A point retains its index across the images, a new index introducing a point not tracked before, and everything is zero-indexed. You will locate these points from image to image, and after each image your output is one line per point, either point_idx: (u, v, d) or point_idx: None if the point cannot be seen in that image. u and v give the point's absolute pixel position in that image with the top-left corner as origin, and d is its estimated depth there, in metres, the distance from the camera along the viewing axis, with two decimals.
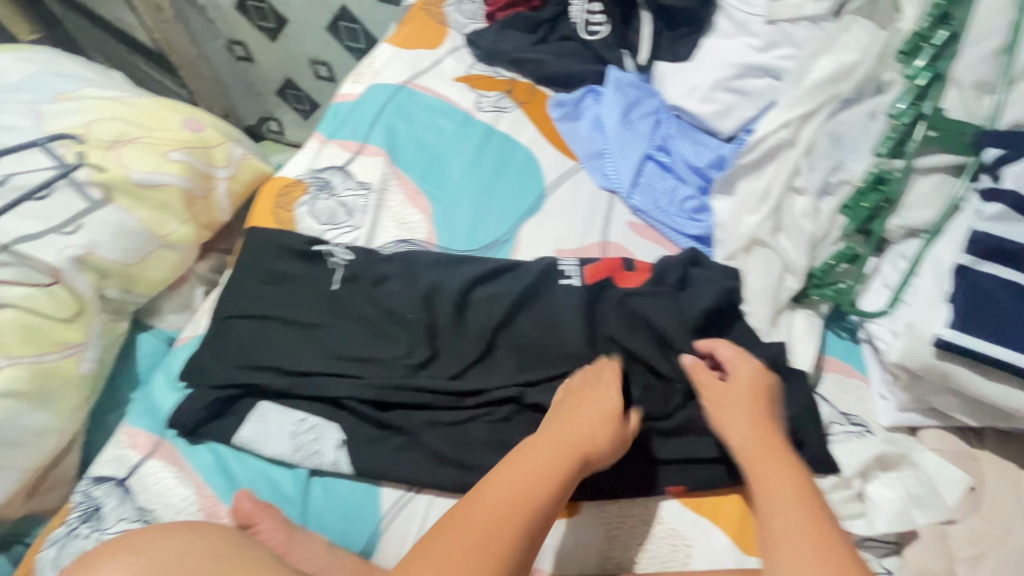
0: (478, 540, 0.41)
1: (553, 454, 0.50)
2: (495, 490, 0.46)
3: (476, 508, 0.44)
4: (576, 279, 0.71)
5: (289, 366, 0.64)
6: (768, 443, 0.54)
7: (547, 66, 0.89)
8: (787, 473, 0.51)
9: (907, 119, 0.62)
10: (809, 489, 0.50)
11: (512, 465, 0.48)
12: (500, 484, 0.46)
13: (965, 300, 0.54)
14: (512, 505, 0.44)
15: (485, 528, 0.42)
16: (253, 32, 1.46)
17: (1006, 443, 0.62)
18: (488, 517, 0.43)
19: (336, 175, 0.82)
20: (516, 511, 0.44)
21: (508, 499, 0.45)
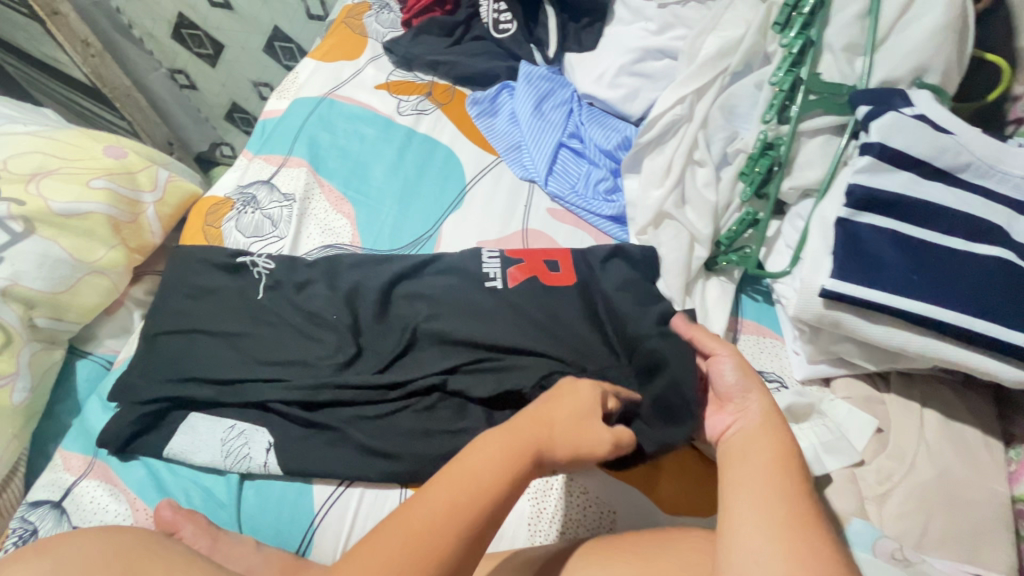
0: (401, 554, 0.38)
1: (508, 454, 0.45)
2: (438, 489, 0.42)
3: (417, 512, 0.41)
4: (499, 280, 0.72)
5: (216, 376, 0.66)
6: (770, 431, 0.50)
7: (460, 66, 0.92)
8: (777, 467, 0.46)
9: (786, 86, 0.66)
10: (800, 485, 0.45)
11: (463, 461, 0.45)
12: (443, 487, 0.42)
13: (843, 249, 0.58)
14: (454, 509, 0.41)
15: (430, 524, 0.40)
16: (192, 59, 1.41)
17: (909, 384, 0.65)
18: (423, 524, 0.40)
19: (261, 189, 0.84)
20: (453, 525, 0.40)
21: (447, 506, 0.41)
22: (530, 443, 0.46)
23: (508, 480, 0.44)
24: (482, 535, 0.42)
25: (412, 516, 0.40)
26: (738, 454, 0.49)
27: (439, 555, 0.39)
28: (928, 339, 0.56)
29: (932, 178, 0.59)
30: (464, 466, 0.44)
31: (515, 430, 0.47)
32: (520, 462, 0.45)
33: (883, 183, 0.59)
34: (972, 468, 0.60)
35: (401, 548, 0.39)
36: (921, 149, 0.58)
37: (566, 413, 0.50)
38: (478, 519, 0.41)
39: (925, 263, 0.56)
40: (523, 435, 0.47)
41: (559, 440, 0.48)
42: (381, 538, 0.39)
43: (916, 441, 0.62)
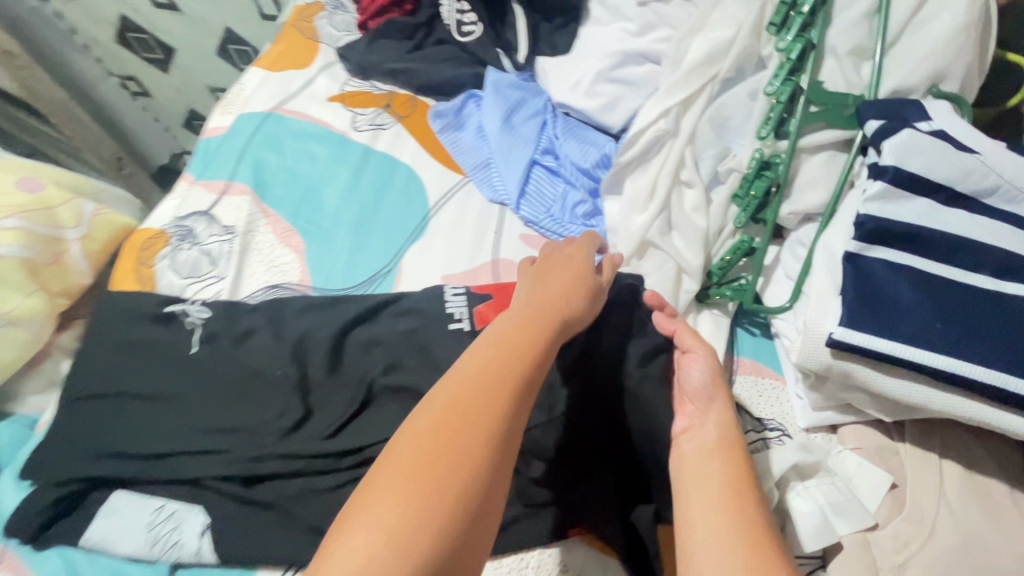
0: (443, 443, 0.38)
1: (525, 325, 0.46)
2: (462, 372, 0.42)
3: (440, 400, 0.40)
4: (466, 322, 0.63)
5: (143, 449, 0.58)
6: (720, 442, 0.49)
7: (421, 74, 0.83)
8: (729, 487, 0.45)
9: (783, 97, 0.58)
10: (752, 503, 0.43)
11: (479, 346, 0.44)
12: (469, 369, 0.42)
13: (855, 291, 0.50)
14: (486, 381, 0.41)
15: (477, 389, 0.40)
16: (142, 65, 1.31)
17: (926, 431, 0.58)
18: (456, 407, 0.39)
19: (199, 222, 0.75)
20: (499, 385, 0.41)
21: (484, 373, 0.41)
22: (550, 312, 0.48)
23: (539, 338, 0.45)
24: (525, 395, 0.42)
25: (438, 407, 0.40)
26: (691, 475, 0.47)
27: (488, 433, 0.39)
28: (952, 395, 0.48)
29: (953, 205, 0.51)
30: (484, 348, 0.44)
31: (529, 310, 0.48)
32: (542, 326, 0.46)
33: (899, 213, 0.51)
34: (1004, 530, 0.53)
35: (449, 413, 0.39)
36: (940, 174, 0.51)
37: (564, 279, 0.52)
38: (517, 385, 0.41)
39: (948, 308, 0.48)
40: (535, 301, 0.49)
41: (571, 295, 0.50)
42: (408, 436, 0.39)
43: (936, 499, 0.55)
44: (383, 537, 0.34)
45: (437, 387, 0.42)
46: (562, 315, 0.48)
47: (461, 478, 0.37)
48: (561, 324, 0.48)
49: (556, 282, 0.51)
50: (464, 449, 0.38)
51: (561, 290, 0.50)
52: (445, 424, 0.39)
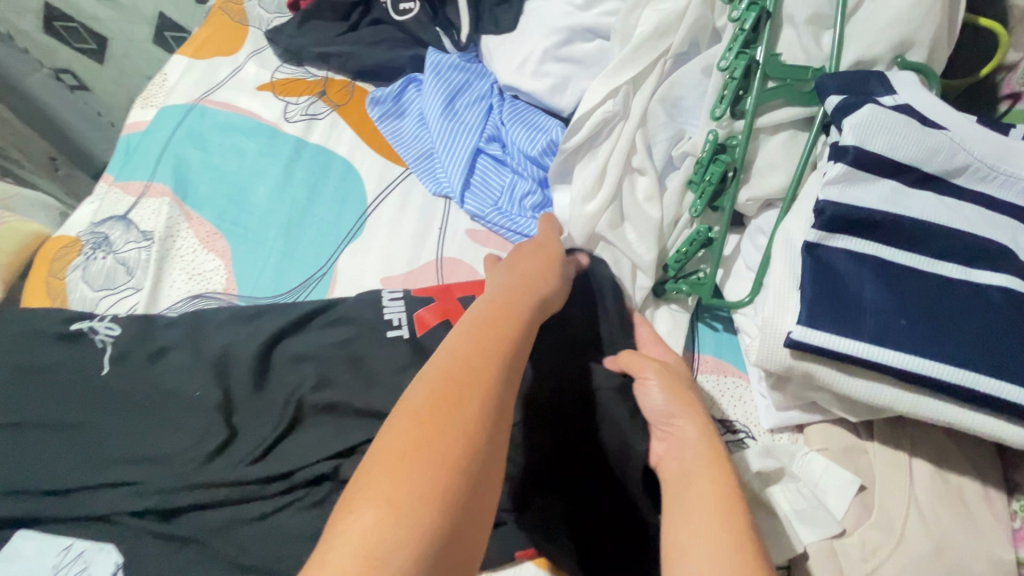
0: (444, 408, 0.36)
1: (501, 302, 0.46)
2: (450, 348, 0.40)
3: (435, 373, 0.38)
4: (405, 329, 0.59)
5: (47, 484, 0.52)
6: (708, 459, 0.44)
7: (355, 58, 0.76)
8: (713, 512, 0.39)
9: (737, 73, 0.52)
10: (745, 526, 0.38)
11: (463, 325, 0.43)
12: (458, 343, 0.40)
13: (815, 285, 0.45)
14: (478, 350, 0.40)
15: (467, 358, 0.39)
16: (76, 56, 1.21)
17: (897, 429, 0.55)
18: (449, 376, 0.38)
19: (115, 227, 0.68)
20: (489, 355, 0.40)
21: (473, 344, 0.40)
22: (524, 290, 0.48)
23: (520, 310, 0.45)
24: (513, 362, 0.41)
25: (432, 379, 0.38)
26: (681, 498, 0.42)
27: (484, 399, 0.37)
28: (922, 394, 0.44)
29: (919, 187, 0.47)
30: (467, 326, 0.43)
31: (505, 290, 0.48)
32: (518, 301, 0.46)
33: (861, 198, 0.46)
34: (977, 532, 0.50)
35: (444, 384, 0.37)
36: (907, 153, 0.46)
37: (535, 262, 0.52)
38: (506, 354, 0.41)
39: (915, 301, 0.44)
40: (509, 284, 0.49)
41: (541, 273, 0.51)
42: (401, 412, 0.36)
43: (905, 501, 0.51)
44: (390, 510, 0.31)
45: (428, 364, 0.40)
46: (536, 292, 0.49)
47: (465, 445, 0.35)
48: (535, 299, 0.48)
49: (526, 265, 0.52)
50: (467, 407, 0.36)
51: (534, 272, 0.51)
52: (442, 391, 0.37)
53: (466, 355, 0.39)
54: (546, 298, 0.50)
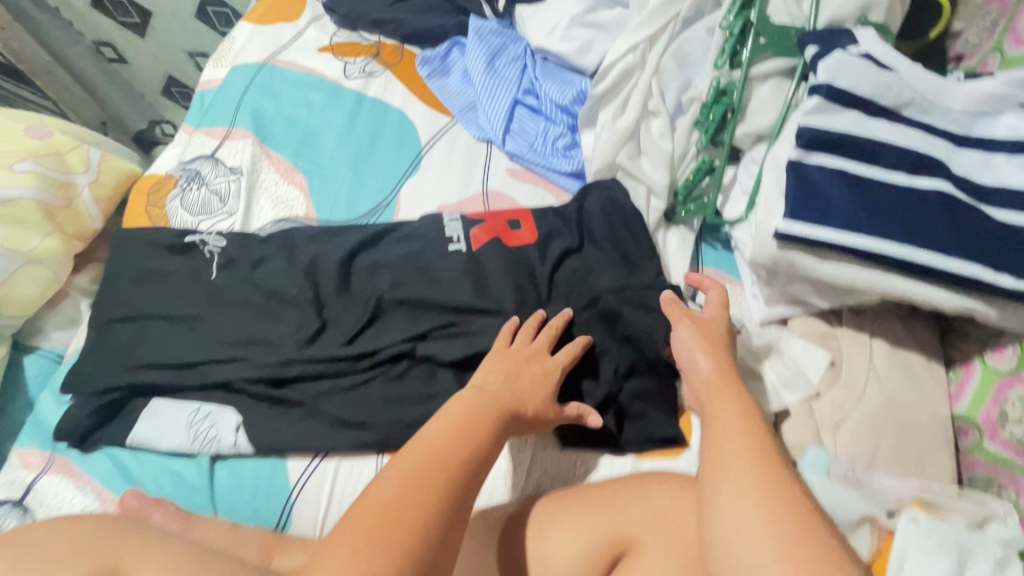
0: (410, 494, 0.44)
1: (482, 411, 0.53)
2: (425, 443, 0.49)
3: (411, 461, 0.47)
4: (462, 243, 0.71)
5: (174, 360, 0.64)
6: (727, 389, 0.53)
7: (406, 24, 0.88)
8: (740, 429, 0.48)
9: (735, 30, 0.66)
10: (764, 439, 0.47)
11: (440, 423, 0.51)
12: (431, 441, 0.49)
13: (796, 190, 0.59)
14: (446, 457, 0.48)
15: (417, 475, 0.45)
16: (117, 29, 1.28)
17: (861, 318, 0.68)
18: (417, 469, 0.46)
19: (204, 164, 0.79)
20: (441, 475, 0.46)
21: (430, 463, 0.47)
22: (500, 400, 0.55)
23: (482, 441, 0.51)
24: (474, 474, 0.48)
25: (390, 489, 0.44)
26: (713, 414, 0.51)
27: (439, 491, 0.45)
28: (876, 272, 0.58)
29: (878, 116, 0.60)
30: (443, 426, 0.50)
31: (483, 392, 0.55)
32: (491, 418, 0.53)
33: (833, 123, 0.60)
34: (917, 392, 0.64)
35: (396, 494, 0.44)
36: (866, 88, 0.59)
37: (530, 382, 0.58)
38: (472, 458, 0.49)
39: (869, 199, 0.58)
40: (487, 402, 0.54)
41: (529, 391, 0.58)
42: (375, 489, 0.45)
43: (866, 369, 0.65)
44: (355, 572, 0.39)
45: (403, 454, 0.48)
46: (512, 403, 0.55)
47: (421, 521, 0.43)
48: (506, 416, 0.54)
49: (520, 382, 0.58)
50: (412, 516, 0.43)
51: (520, 394, 0.57)
52: (394, 501, 0.43)
53: (418, 475, 0.45)
54: (523, 413, 0.56)
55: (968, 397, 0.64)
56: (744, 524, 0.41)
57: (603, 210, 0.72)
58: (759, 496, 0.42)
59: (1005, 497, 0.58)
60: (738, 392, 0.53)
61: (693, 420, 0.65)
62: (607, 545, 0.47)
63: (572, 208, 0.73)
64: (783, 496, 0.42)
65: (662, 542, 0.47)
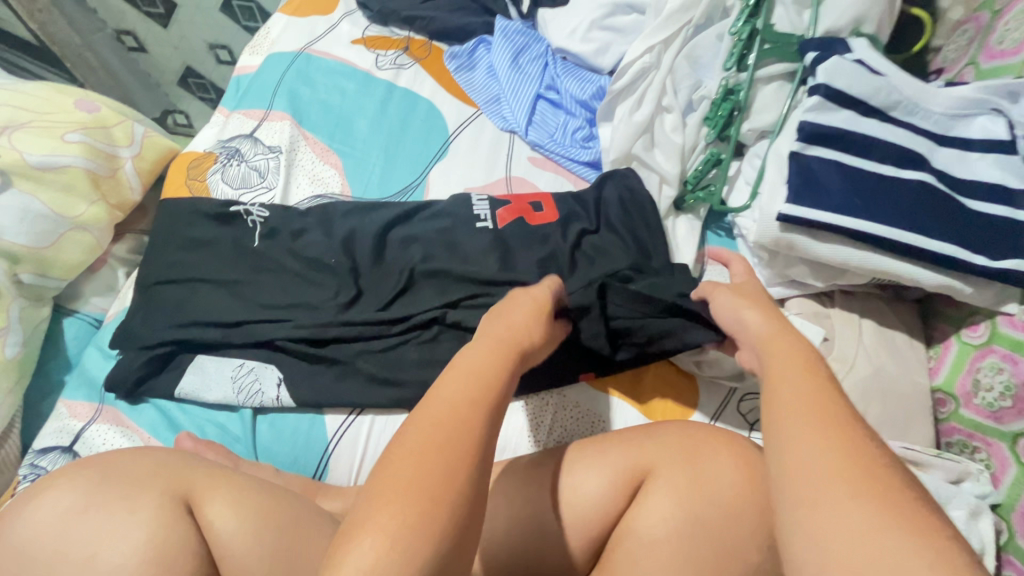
0: (437, 451, 0.39)
1: (493, 352, 0.47)
2: (442, 395, 0.43)
3: (436, 409, 0.41)
4: (489, 221, 0.76)
5: (218, 319, 0.68)
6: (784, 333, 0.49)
7: (436, 21, 0.95)
8: (803, 375, 0.43)
9: (744, 35, 0.73)
10: (832, 390, 0.42)
11: (451, 373, 0.45)
12: (446, 392, 0.43)
13: (797, 177, 0.66)
14: (470, 406, 0.42)
15: (450, 415, 0.41)
16: (139, 18, 1.26)
17: (851, 299, 0.75)
18: (438, 426, 0.40)
19: (244, 143, 0.84)
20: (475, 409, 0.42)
21: (461, 400, 0.42)
22: (506, 338, 0.49)
23: (504, 372, 0.46)
24: (501, 416, 0.43)
25: (420, 433, 0.40)
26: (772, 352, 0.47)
27: (475, 443, 0.40)
28: (865, 253, 0.65)
29: (869, 116, 0.67)
30: (457, 375, 0.44)
31: (489, 338, 0.49)
32: (504, 357, 0.47)
33: (830, 120, 0.67)
34: (901, 366, 0.71)
35: (432, 435, 0.40)
36: (859, 89, 0.67)
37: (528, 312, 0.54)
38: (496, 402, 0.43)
39: (865, 189, 0.65)
40: (501, 337, 0.49)
41: (531, 326, 0.52)
42: (397, 452, 0.39)
43: (856, 344, 0.72)
44: (398, 518, 0.36)
45: (417, 409, 0.42)
46: (518, 343, 0.49)
47: (459, 473, 0.38)
48: (517, 356, 0.49)
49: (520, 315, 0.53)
50: (450, 457, 0.39)
51: (526, 324, 0.52)
52: (430, 443, 0.39)
53: (451, 412, 0.41)
54: (531, 348, 0.52)
55: (945, 370, 0.70)
56: (807, 471, 0.36)
57: (620, 193, 0.78)
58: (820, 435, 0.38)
59: (978, 458, 0.65)
60: (798, 339, 0.48)
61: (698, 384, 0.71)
62: (625, 476, 0.53)
63: (592, 191, 0.79)
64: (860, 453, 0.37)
65: (676, 471, 0.52)
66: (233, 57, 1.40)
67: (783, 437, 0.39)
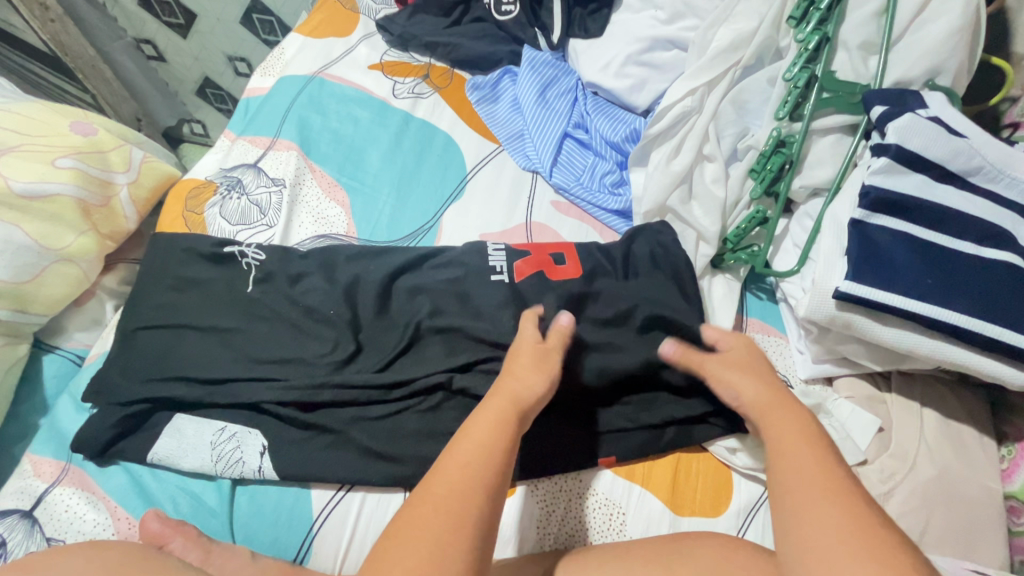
0: (442, 520, 0.41)
1: (497, 419, 0.49)
2: (442, 473, 0.45)
3: (437, 485, 0.44)
4: (505, 274, 0.68)
5: (203, 375, 0.62)
6: (785, 408, 0.52)
7: (460, 48, 0.89)
8: (811, 457, 0.46)
9: (801, 83, 0.65)
10: (840, 469, 0.45)
11: (456, 444, 0.47)
12: (448, 465, 0.45)
13: (860, 250, 0.57)
14: (467, 476, 0.44)
15: (451, 488, 0.43)
16: (157, 28, 1.21)
17: (910, 382, 0.66)
18: (439, 503, 0.42)
19: (246, 173, 0.78)
20: (475, 482, 0.44)
21: (461, 474, 0.44)
22: (505, 404, 0.50)
23: (502, 440, 0.48)
24: (500, 493, 0.45)
25: (421, 507, 0.42)
26: (778, 424, 0.50)
27: (476, 511, 0.42)
28: (938, 342, 0.56)
29: (944, 182, 0.59)
30: (457, 450, 0.46)
31: (488, 400, 0.51)
32: (504, 424, 0.49)
33: (898, 185, 0.58)
34: (969, 465, 0.61)
35: (433, 510, 0.42)
36: (936, 152, 0.58)
37: (527, 367, 0.55)
38: (496, 470, 0.45)
39: (938, 266, 0.56)
40: (498, 399, 0.51)
41: (533, 389, 0.53)
42: (402, 526, 0.41)
43: (917, 440, 0.63)
44: None
45: (422, 483, 0.44)
46: (516, 406, 0.51)
47: (458, 537, 0.40)
48: (515, 418, 0.50)
49: (518, 372, 0.54)
50: (449, 531, 0.41)
51: (522, 385, 0.53)
52: (427, 516, 0.41)
53: (451, 488, 0.43)
54: (528, 413, 0.52)
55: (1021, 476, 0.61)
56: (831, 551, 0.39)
57: (651, 249, 0.70)
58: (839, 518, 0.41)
59: None
60: (799, 411, 0.51)
61: (734, 478, 0.62)
62: None
63: (620, 245, 0.71)
64: (868, 533, 0.39)
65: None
66: (251, 69, 1.36)
67: (794, 516, 0.43)
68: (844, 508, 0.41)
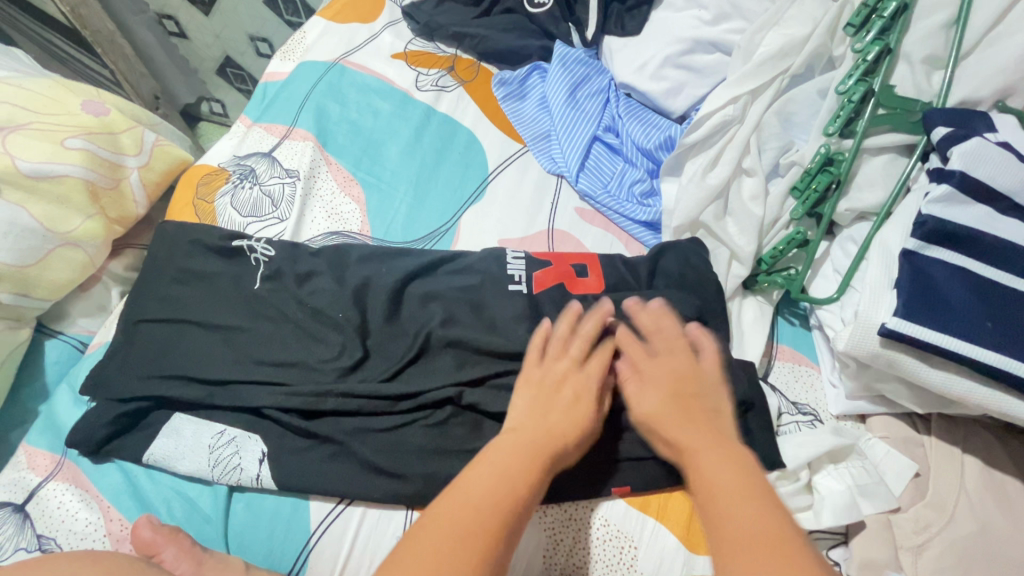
0: (459, 542, 0.39)
1: (532, 455, 0.46)
2: (465, 489, 0.42)
3: (455, 503, 0.41)
4: (523, 286, 0.64)
5: (204, 375, 0.59)
6: (682, 404, 0.50)
7: (488, 41, 0.84)
8: (713, 448, 0.45)
9: (856, 96, 0.59)
10: (741, 459, 0.43)
11: (480, 467, 0.45)
12: (470, 485, 0.43)
13: (910, 285, 0.53)
14: (494, 510, 0.41)
15: (473, 511, 0.41)
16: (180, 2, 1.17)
17: (951, 426, 0.62)
18: (458, 525, 0.40)
19: (260, 162, 0.75)
20: (498, 512, 0.41)
21: (486, 500, 0.42)
22: (540, 439, 0.48)
23: (531, 475, 0.45)
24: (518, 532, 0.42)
25: (439, 525, 0.40)
26: (678, 418, 0.48)
27: (491, 544, 0.39)
28: (992, 391, 0.52)
29: (1011, 214, 0.54)
30: (483, 473, 0.44)
31: (520, 430, 0.49)
32: (537, 461, 0.46)
33: (958, 216, 0.54)
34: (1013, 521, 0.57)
35: (454, 532, 0.39)
36: (1004, 181, 0.53)
37: (566, 404, 0.52)
38: (520, 508, 0.43)
39: (1001, 310, 0.51)
40: (532, 432, 0.48)
41: (568, 429, 0.49)
42: (415, 538, 0.39)
43: (956, 490, 0.58)
44: None
45: (439, 499, 0.42)
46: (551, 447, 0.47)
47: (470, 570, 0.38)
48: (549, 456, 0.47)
49: (558, 408, 0.51)
50: (466, 556, 0.38)
51: (562, 424, 0.50)
52: (447, 536, 0.39)
53: (473, 508, 0.41)
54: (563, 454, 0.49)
55: None
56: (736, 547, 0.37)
57: (680, 265, 0.66)
58: (743, 509, 0.39)
59: None
60: (697, 403, 0.50)
61: None
62: None
63: (646, 259, 0.67)
64: (767, 521, 0.38)
65: None
66: (272, 49, 1.33)
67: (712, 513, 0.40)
68: (747, 497, 0.40)
